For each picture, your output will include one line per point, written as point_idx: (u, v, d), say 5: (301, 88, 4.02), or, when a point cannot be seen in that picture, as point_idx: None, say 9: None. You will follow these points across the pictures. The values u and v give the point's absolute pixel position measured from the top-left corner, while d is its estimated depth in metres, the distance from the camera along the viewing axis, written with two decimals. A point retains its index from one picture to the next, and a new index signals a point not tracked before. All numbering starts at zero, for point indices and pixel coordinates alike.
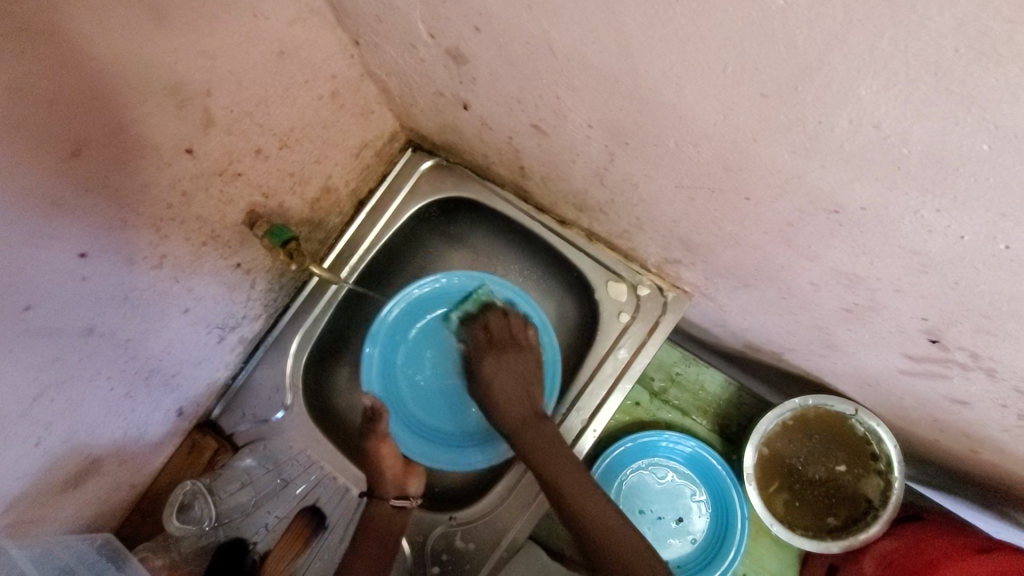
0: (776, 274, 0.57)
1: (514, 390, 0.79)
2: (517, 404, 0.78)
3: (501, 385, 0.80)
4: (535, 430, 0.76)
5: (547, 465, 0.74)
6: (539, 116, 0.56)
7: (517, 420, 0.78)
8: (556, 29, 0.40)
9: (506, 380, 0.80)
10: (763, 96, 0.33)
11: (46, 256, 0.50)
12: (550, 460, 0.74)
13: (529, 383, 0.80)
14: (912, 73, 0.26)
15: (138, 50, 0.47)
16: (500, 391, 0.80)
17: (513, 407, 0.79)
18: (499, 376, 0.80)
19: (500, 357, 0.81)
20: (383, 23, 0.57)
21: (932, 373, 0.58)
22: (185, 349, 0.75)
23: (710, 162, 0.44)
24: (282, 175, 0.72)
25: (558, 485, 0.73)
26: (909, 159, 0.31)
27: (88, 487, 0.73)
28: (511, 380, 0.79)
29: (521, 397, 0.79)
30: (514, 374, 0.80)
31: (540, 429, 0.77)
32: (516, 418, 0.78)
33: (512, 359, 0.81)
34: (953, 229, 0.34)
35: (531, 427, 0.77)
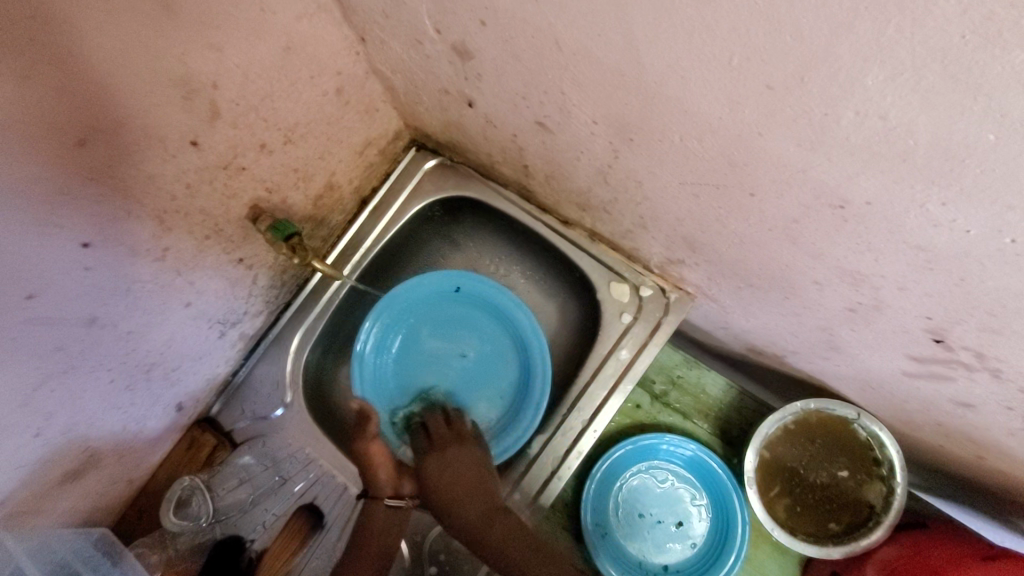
0: (780, 274, 0.57)
1: (465, 484, 0.75)
2: (467, 497, 0.74)
3: (461, 482, 0.74)
4: (490, 525, 0.72)
5: (505, 543, 0.72)
6: (544, 113, 0.56)
7: (478, 518, 0.73)
8: (562, 22, 0.40)
9: (451, 473, 0.75)
10: (768, 89, 0.33)
11: (49, 244, 0.50)
12: (508, 542, 0.72)
13: (482, 473, 0.75)
14: (919, 62, 0.26)
15: (146, 40, 0.47)
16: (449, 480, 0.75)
17: (466, 500, 0.74)
18: (452, 470, 0.75)
19: (451, 454, 0.77)
20: (390, 18, 0.57)
21: (936, 375, 0.57)
22: (186, 344, 0.75)
23: (715, 158, 0.44)
24: (287, 171, 0.72)
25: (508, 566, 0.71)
26: (916, 151, 0.31)
27: (86, 481, 0.73)
28: (470, 469, 0.75)
29: (476, 487, 0.75)
30: (475, 494, 0.74)
31: (500, 523, 0.73)
32: (472, 517, 0.73)
33: (461, 459, 0.76)
34: (959, 223, 0.34)
35: (491, 525, 0.72)
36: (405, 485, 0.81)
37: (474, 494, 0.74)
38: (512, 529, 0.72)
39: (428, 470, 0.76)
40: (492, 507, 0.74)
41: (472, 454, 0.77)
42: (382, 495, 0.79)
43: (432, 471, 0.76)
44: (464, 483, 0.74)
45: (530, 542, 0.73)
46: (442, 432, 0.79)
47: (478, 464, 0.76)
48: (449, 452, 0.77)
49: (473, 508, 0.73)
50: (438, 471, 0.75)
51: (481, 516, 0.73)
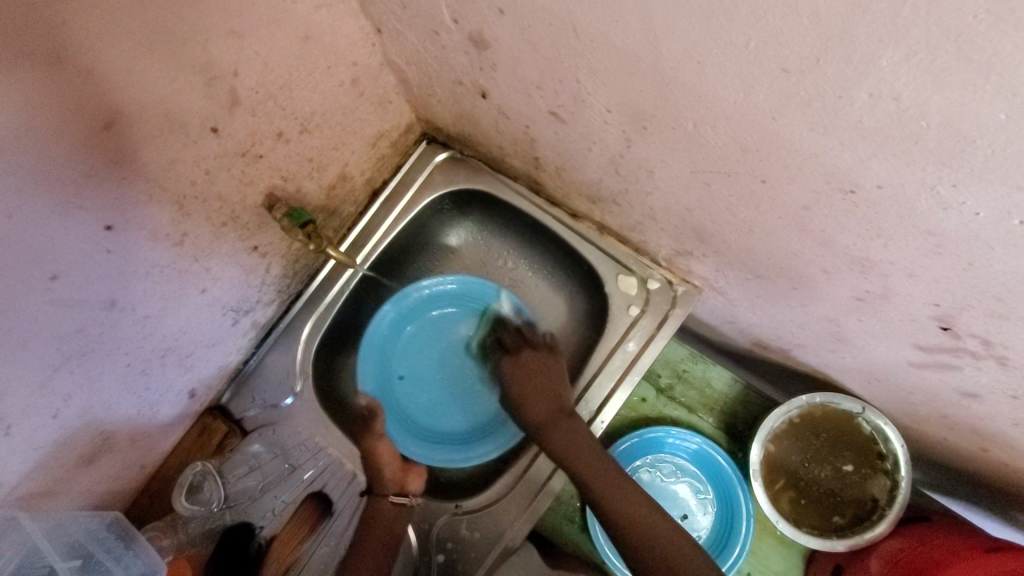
0: (789, 263, 0.58)
1: (544, 394, 0.81)
2: (542, 406, 0.80)
3: (530, 384, 0.82)
4: (555, 426, 0.79)
5: (565, 446, 0.78)
6: (558, 103, 0.57)
7: (544, 415, 0.80)
8: (581, 9, 0.41)
9: (528, 374, 0.83)
10: (783, 72, 0.34)
11: (74, 226, 0.52)
12: (572, 451, 0.77)
13: (554, 385, 0.82)
14: (933, 41, 0.27)
15: (172, 25, 0.49)
16: (533, 391, 0.82)
17: (538, 406, 0.81)
18: (521, 378, 0.84)
19: (519, 360, 0.86)
20: (407, 9, 0.59)
21: (943, 364, 0.58)
22: (201, 330, 0.76)
23: (727, 145, 0.45)
24: (302, 161, 0.74)
25: (582, 477, 0.75)
26: (927, 133, 0.32)
27: (101, 464, 0.74)
28: (531, 376, 0.83)
29: (550, 397, 0.81)
30: (544, 384, 0.82)
31: (563, 427, 0.79)
32: (540, 415, 0.80)
33: (535, 364, 0.84)
34: (968, 205, 0.35)
35: (555, 424, 0.79)
36: (409, 484, 0.85)
37: (549, 397, 0.80)
38: (578, 437, 0.78)
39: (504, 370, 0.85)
40: (553, 412, 0.80)
41: (547, 370, 0.84)
42: (387, 492, 0.83)
43: (506, 372, 0.86)
44: (533, 379, 0.83)
45: (591, 445, 0.78)
46: (513, 341, 0.88)
47: (546, 370, 0.84)
48: (523, 360, 0.85)
49: (542, 410, 0.80)
50: (512, 367, 0.85)
51: (550, 418, 0.79)
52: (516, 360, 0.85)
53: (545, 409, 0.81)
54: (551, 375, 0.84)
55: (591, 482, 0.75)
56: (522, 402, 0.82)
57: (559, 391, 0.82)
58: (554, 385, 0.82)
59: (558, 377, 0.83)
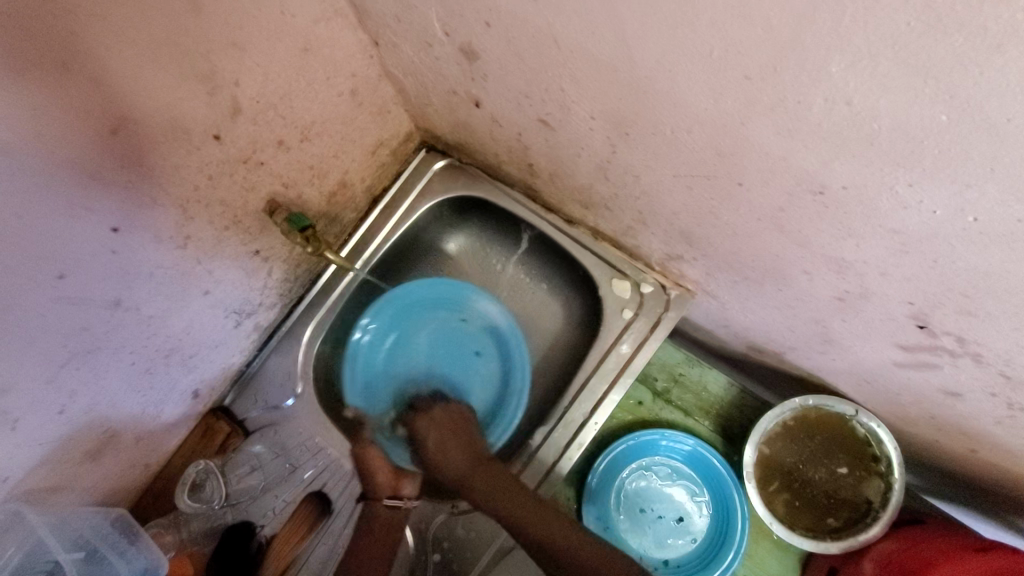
0: (773, 265, 0.60)
1: (450, 443, 0.78)
2: (457, 455, 0.77)
3: (443, 448, 0.78)
4: (479, 475, 0.75)
5: (489, 491, 0.74)
6: (545, 110, 0.59)
7: (466, 464, 0.76)
8: (559, 21, 0.43)
9: (443, 436, 0.79)
10: (746, 79, 0.36)
11: (81, 227, 0.54)
12: (491, 485, 0.74)
13: (467, 430, 0.79)
14: (873, 49, 0.29)
15: (174, 37, 0.51)
16: (435, 452, 0.77)
17: (451, 458, 0.77)
18: (434, 435, 0.79)
19: (433, 419, 0.81)
20: (402, 22, 0.61)
21: (924, 364, 0.59)
22: (204, 331, 0.79)
23: (703, 149, 0.47)
24: (302, 167, 0.76)
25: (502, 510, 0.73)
26: (879, 135, 0.33)
27: (106, 461, 0.76)
28: (444, 431, 0.79)
29: (463, 438, 0.79)
30: (459, 442, 0.78)
31: (484, 469, 0.76)
32: (455, 470, 0.76)
33: (446, 424, 0.80)
34: (926, 204, 0.36)
35: (475, 474, 0.75)
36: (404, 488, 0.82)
37: (469, 449, 0.78)
38: (501, 476, 0.75)
39: (417, 431, 0.80)
40: (473, 459, 0.76)
41: (451, 413, 0.82)
42: (381, 496, 0.80)
43: (421, 437, 0.80)
44: (451, 438, 0.78)
45: (513, 480, 0.75)
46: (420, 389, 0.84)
47: (458, 430, 0.80)
48: (433, 417, 0.81)
49: (459, 463, 0.76)
50: (425, 430, 0.80)
51: (466, 468, 0.76)
52: (429, 418, 0.81)
53: (461, 460, 0.77)
54: (465, 432, 0.80)
55: (508, 508, 0.73)
56: (430, 461, 0.78)
57: (473, 431, 0.80)
58: (468, 428, 0.80)
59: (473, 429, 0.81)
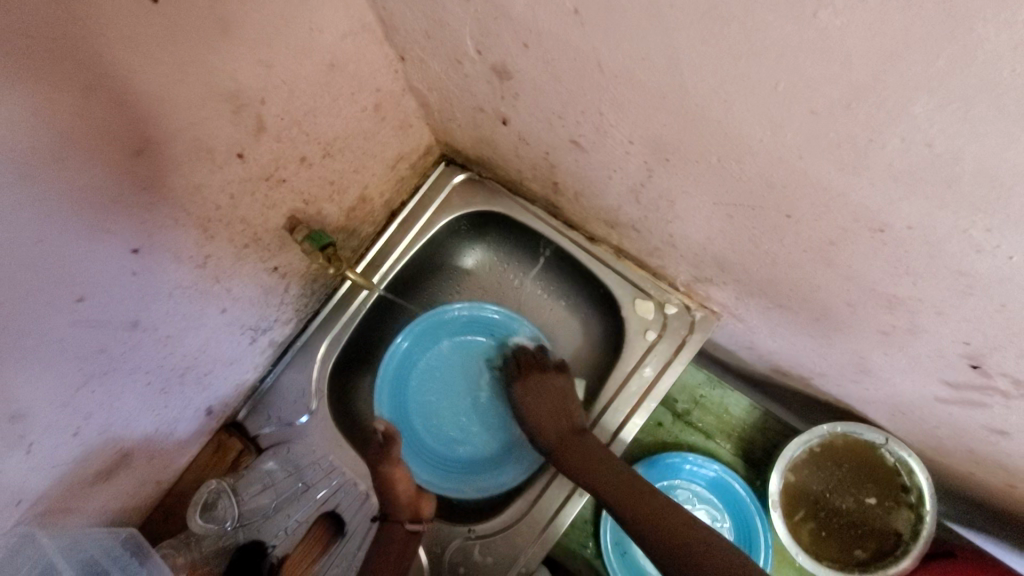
0: (812, 295, 0.57)
1: (549, 407, 0.84)
2: (551, 423, 0.83)
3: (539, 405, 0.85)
4: (568, 445, 0.80)
5: (582, 465, 0.78)
6: (579, 132, 0.57)
7: (556, 436, 0.82)
8: (607, 46, 0.41)
9: (542, 399, 0.85)
10: (812, 113, 0.34)
11: (102, 249, 0.52)
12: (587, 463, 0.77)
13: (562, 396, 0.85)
14: (968, 91, 0.27)
15: (201, 57, 0.50)
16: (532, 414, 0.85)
17: (550, 422, 0.83)
18: (531, 400, 0.86)
19: (529, 384, 0.87)
20: (432, 39, 0.59)
21: (971, 401, 0.57)
22: (220, 348, 0.77)
23: (752, 180, 0.45)
24: (323, 183, 0.74)
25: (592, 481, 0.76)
26: (960, 177, 0.31)
27: (118, 480, 0.74)
28: (539, 402, 0.85)
29: (555, 414, 0.84)
30: (557, 407, 0.84)
31: (573, 443, 0.80)
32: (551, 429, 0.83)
33: (540, 387, 0.86)
34: (1003, 249, 0.34)
35: (568, 443, 0.80)
36: (423, 508, 0.80)
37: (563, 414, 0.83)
38: (593, 450, 0.78)
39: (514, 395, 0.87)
40: (564, 431, 0.81)
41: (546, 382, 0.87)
42: (401, 517, 0.78)
43: (518, 399, 0.87)
44: (550, 402, 0.84)
45: (606, 454, 0.78)
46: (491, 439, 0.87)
47: (555, 396, 0.85)
48: (528, 384, 0.87)
49: (553, 430, 0.82)
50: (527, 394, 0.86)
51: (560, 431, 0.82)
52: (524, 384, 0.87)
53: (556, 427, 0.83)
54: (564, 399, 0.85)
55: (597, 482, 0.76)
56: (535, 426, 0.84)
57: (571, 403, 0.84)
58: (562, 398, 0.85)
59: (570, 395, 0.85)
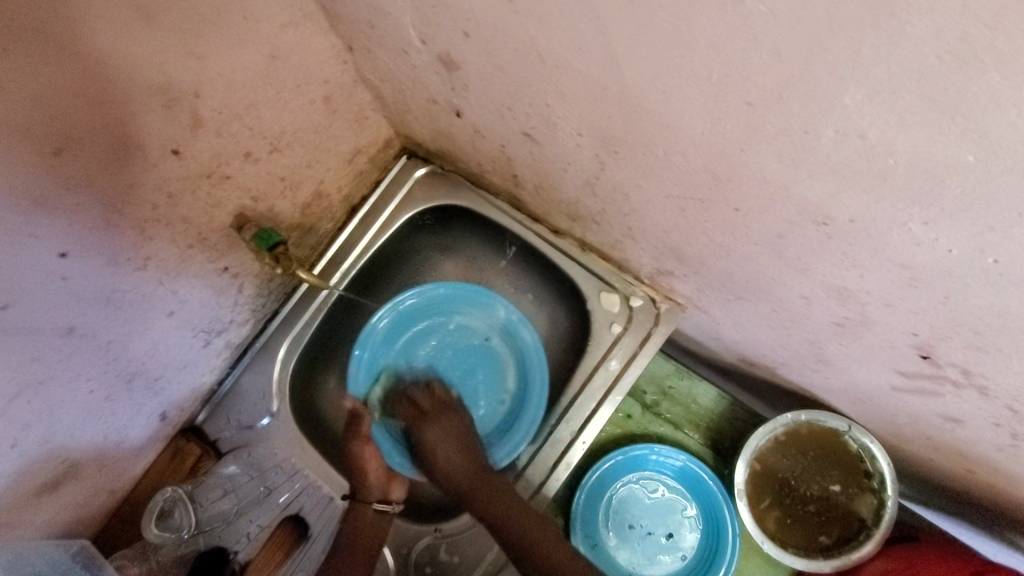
0: (767, 287, 0.57)
1: (457, 468, 0.74)
2: (467, 466, 0.74)
3: (440, 459, 0.74)
4: (487, 489, 0.73)
5: (493, 506, 0.72)
6: (530, 124, 0.55)
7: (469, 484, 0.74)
8: (544, 36, 0.39)
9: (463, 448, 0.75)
10: (749, 105, 0.33)
11: (26, 254, 0.50)
12: (490, 500, 0.72)
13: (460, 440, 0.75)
14: (896, 82, 0.26)
15: (122, 48, 0.47)
16: (447, 464, 0.74)
17: (454, 468, 0.74)
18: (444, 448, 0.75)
19: (433, 425, 0.76)
20: (376, 29, 0.57)
21: (924, 390, 0.57)
22: (169, 352, 0.74)
23: (699, 173, 0.44)
24: (273, 179, 0.72)
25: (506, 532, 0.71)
26: (895, 170, 0.30)
27: (65, 492, 0.71)
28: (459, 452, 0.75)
29: (465, 451, 0.75)
30: (456, 449, 0.74)
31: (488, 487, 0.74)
32: (461, 478, 0.74)
33: (451, 431, 0.76)
34: (941, 242, 0.34)
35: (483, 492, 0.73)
36: (393, 490, 0.83)
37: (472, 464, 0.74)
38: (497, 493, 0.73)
39: (426, 440, 0.76)
40: (477, 472, 0.74)
41: (444, 432, 0.76)
42: (370, 499, 0.81)
43: (430, 448, 0.75)
44: (462, 450, 0.75)
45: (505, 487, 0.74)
46: (428, 403, 0.78)
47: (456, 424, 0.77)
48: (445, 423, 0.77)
49: (469, 475, 0.74)
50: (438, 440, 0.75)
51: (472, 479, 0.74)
52: (434, 431, 0.75)
53: (465, 469, 0.74)
54: (470, 444, 0.76)
55: (498, 514, 0.72)
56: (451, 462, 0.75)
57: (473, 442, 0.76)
58: (466, 438, 0.76)
59: (447, 450, 0.75)
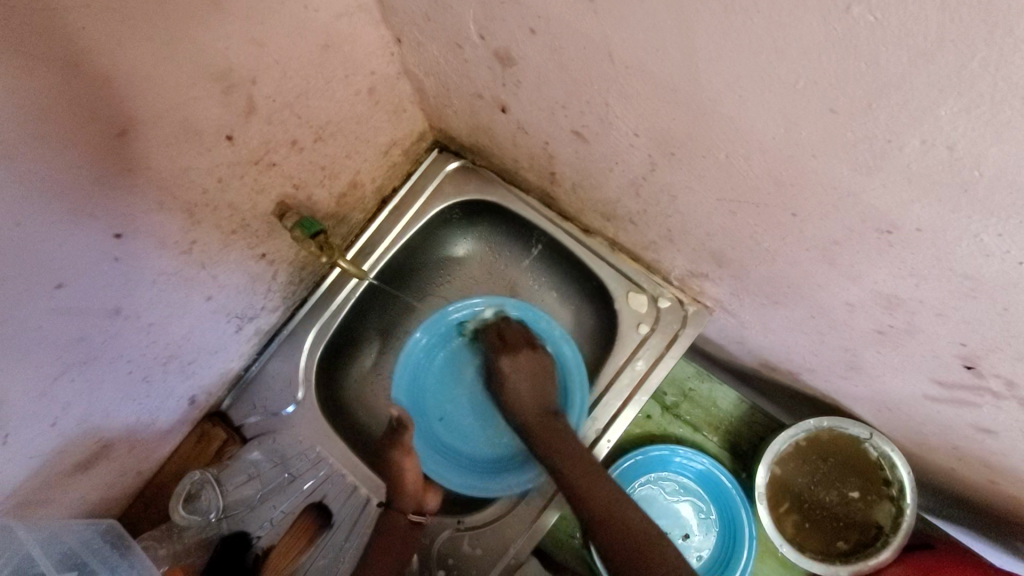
0: (809, 293, 0.58)
1: (530, 395, 0.80)
2: (531, 401, 0.79)
3: (528, 388, 0.80)
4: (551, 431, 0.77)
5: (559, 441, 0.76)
6: (582, 123, 0.56)
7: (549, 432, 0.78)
8: (619, 35, 0.40)
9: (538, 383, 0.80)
10: (831, 112, 0.33)
11: (83, 234, 0.50)
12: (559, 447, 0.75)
13: (544, 375, 0.80)
14: (997, 96, 0.26)
15: (190, 33, 0.47)
16: (528, 400, 0.80)
17: (530, 402, 0.79)
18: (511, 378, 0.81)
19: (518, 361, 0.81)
20: (431, 22, 0.58)
21: (961, 400, 0.58)
22: (204, 337, 0.75)
23: (760, 177, 0.44)
24: (314, 168, 0.72)
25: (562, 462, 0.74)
26: (977, 183, 0.31)
27: (97, 471, 0.72)
28: (527, 380, 0.80)
29: (535, 390, 0.80)
30: (538, 384, 0.80)
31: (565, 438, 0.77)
32: (530, 408, 0.79)
33: (532, 365, 0.81)
34: (1013, 254, 0.34)
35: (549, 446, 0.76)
36: (427, 501, 0.82)
37: (541, 399, 0.79)
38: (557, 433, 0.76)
39: (503, 370, 0.81)
40: (546, 408, 0.79)
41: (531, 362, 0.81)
42: (405, 509, 0.79)
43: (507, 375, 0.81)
44: (534, 378, 0.80)
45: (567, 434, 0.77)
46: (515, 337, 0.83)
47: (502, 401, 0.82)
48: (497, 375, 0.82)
49: (529, 409, 0.79)
50: (510, 370, 0.81)
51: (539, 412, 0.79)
52: (513, 359, 0.81)
53: (533, 399, 0.80)
54: (548, 382, 0.81)
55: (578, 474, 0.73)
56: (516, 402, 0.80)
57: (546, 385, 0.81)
58: (540, 377, 0.81)
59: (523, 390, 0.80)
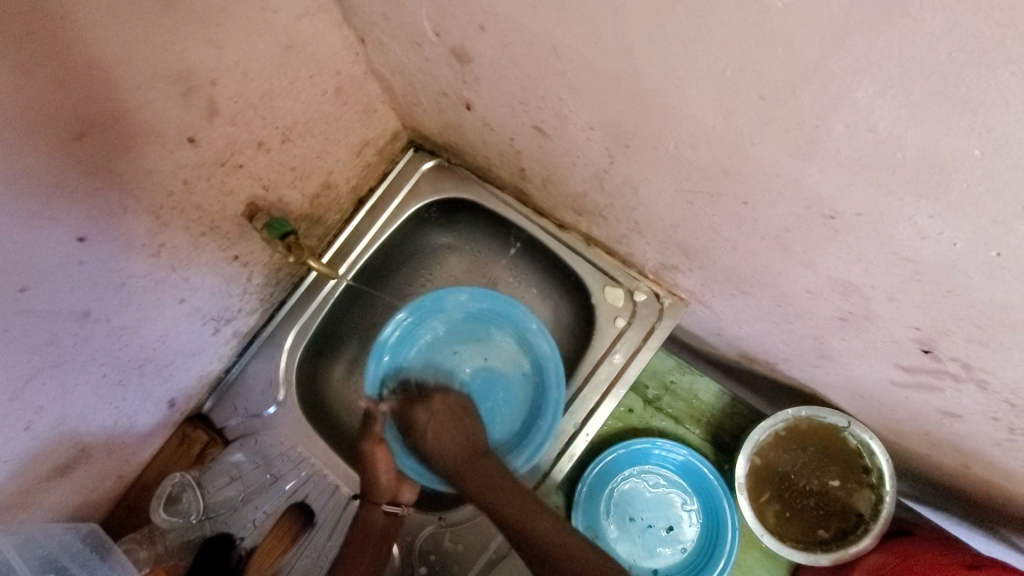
0: (772, 282, 0.58)
1: (450, 433, 0.76)
2: (451, 445, 0.75)
3: (441, 434, 0.76)
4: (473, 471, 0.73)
5: (499, 495, 0.72)
6: (541, 117, 0.56)
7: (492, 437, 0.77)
8: (560, 28, 0.40)
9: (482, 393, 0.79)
10: (761, 99, 0.34)
11: (45, 238, 0.50)
12: (486, 489, 0.72)
13: (466, 423, 0.77)
14: (907, 77, 0.26)
15: (145, 36, 0.47)
16: (448, 447, 0.75)
17: (450, 448, 0.75)
18: (433, 426, 0.77)
19: (433, 409, 0.78)
20: (389, 21, 0.58)
21: (925, 385, 0.58)
22: (180, 339, 0.75)
23: (709, 166, 0.44)
24: (284, 169, 0.73)
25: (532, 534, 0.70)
26: (903, 165, 0.31)
27: (76, 476, 0.72)
28: (443, 425, 0.77)
29: (457, 435, 0.76)
30: (455, 429, 0.76)
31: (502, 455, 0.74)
32: (452, 457, 0.75)
33: (445, 413, 0.78)
34: (946, 236, 0.35)
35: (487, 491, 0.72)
36: (404, 493, 0.81)
37: (462, 440, 0.75)
38: (494, 471, 0.73)
39: (417, 419, 0.78)
40: (471, 450, 0.75)
41: (443, 407, 0.78)
42: (379, 500, 0.80)
43: (422, 427, 0.77)
44: (453, 428, 0.76)
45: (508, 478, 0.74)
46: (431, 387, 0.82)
47: (455, 415, 0.78)
48: (433, 408, 0.78)
49: (452, 451, 0.75)
50: (426, 421, 0.77)
51: (466, 459, 0.74)
52: (428, 409, 0.78)
53: (455, 446, 0.75)
54: (469, 424, 0.78)
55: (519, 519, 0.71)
56: (433, 452, 0.76)
57: (475, 423, 0.78)
58: (467, 414, 0.79)
59: (465, 429, 0.77)
